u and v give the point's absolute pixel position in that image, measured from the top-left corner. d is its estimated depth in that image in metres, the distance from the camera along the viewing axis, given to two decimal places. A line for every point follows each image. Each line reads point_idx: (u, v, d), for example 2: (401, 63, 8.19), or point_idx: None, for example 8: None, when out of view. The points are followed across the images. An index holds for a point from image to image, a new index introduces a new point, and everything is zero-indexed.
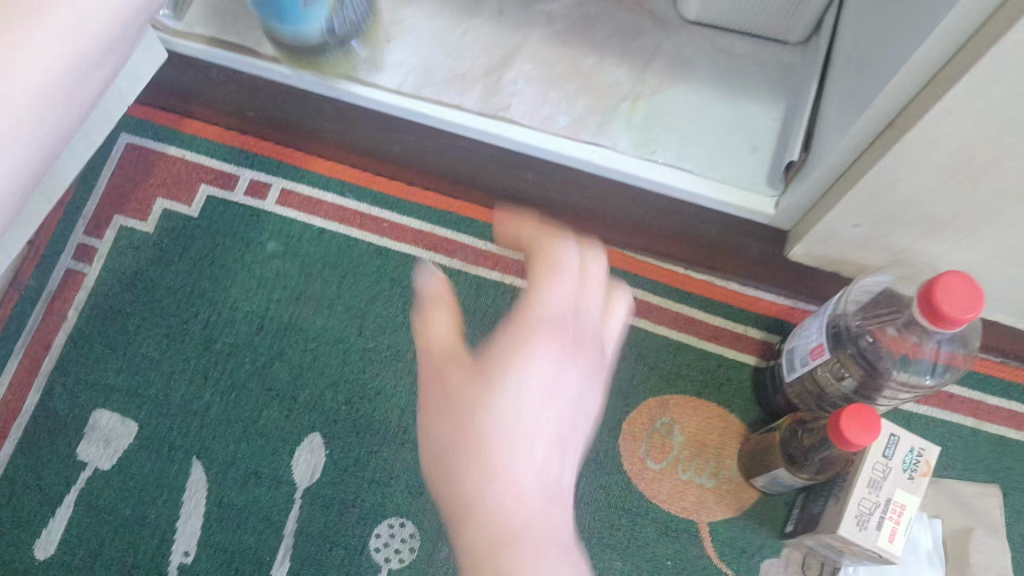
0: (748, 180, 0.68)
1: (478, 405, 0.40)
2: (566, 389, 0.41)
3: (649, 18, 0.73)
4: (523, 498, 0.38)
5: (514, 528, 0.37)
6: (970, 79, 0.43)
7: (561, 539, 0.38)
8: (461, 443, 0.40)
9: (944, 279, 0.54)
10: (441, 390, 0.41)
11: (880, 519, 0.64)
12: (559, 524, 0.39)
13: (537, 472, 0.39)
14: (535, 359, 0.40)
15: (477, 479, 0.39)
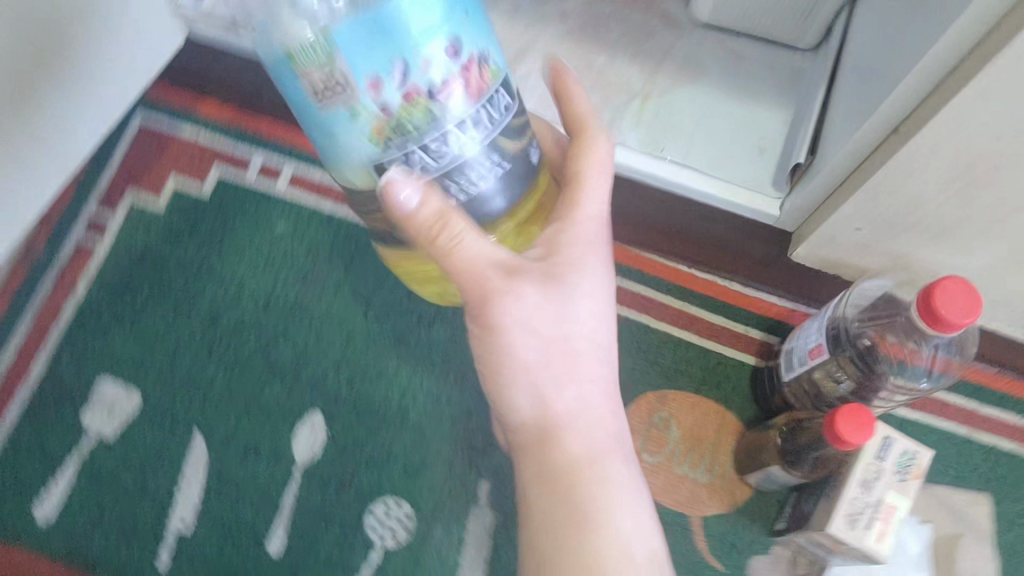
0: (754, 182, 0.68)
1: (557, 325, 0.49)
2: (610, 300, 0.51)
3: (661, 19, 0.74)
4: (592, 398, 0.52)
5: (589, 418, 0.52)
6: (976, 84, 0.44)
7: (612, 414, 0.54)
8: (543, 358, 0.50)
9: (942, 284, 0.54)
10: (524, 328, 0.48)
11: (870, 519, 0.64)
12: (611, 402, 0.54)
13: (597, 373, 0.52)
14: (592, 271, 0.49)
15: (562, 397, 0.51)
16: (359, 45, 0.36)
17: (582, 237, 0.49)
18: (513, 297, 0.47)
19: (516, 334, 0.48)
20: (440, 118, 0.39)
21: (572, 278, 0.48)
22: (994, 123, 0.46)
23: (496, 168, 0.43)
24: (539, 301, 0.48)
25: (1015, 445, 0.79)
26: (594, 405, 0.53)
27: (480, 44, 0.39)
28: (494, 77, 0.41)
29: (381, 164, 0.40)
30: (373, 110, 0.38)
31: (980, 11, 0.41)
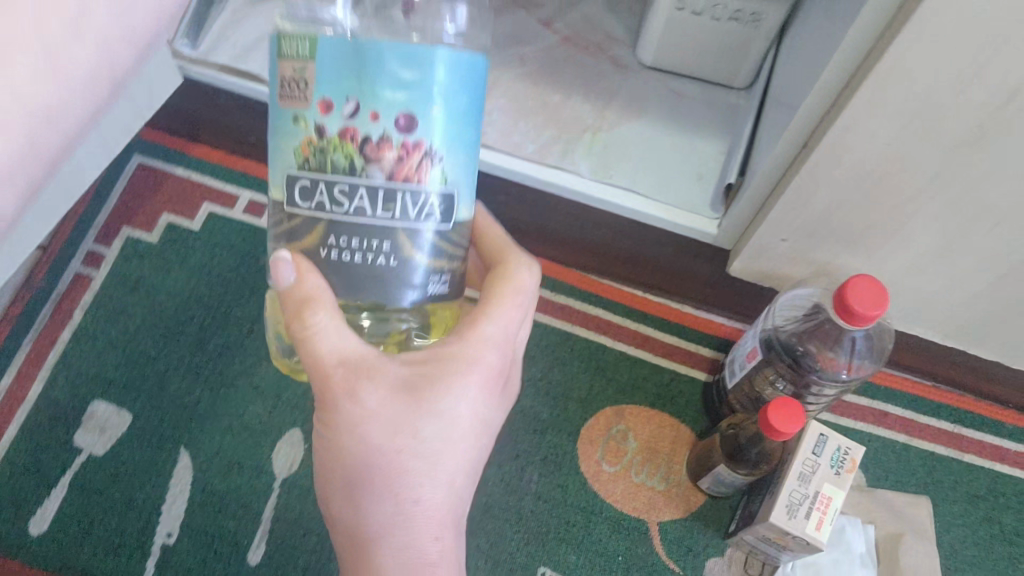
0: (694, 204, 0.75)
1: (405, 446, 0.43)
2: (476, 433, 0.45)
3: (611, 63, 0.83)
4: (426, 535, 0.44)
5: (416, 561, 0.44)
6: (863, 94, 0.51)
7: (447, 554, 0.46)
8: (381, 476, 0.43)
9: (853, 283, 0.61)
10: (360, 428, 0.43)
11: (808, 509, 0.69)
12: (449, 542, 0.46)
13: (439, 503, 0.45)
14: (467, 395, 0.44)
15: (399, 515, 0.44)
16: (335, 68, 0.38)
17: (478, 358, 0.44)
18: (350, 390, 0.42)
19: (353, 431, 0.43)
20: (366, 174, 0.39)
21: (446, 402, 0.43)
22: (883, 130, 0.53)
23: (421, 276, 0.41)
24: (385, 406, 0.42)
25: (949, 450, 0.85)
26: (420, 550, 0.45)
27: (427, 139, 0.39)
28: (440, 181, 0.40)
29: (294, 180, 0.40)
30: (310, 123, 0.39)
31: (861, 33, 0.49)
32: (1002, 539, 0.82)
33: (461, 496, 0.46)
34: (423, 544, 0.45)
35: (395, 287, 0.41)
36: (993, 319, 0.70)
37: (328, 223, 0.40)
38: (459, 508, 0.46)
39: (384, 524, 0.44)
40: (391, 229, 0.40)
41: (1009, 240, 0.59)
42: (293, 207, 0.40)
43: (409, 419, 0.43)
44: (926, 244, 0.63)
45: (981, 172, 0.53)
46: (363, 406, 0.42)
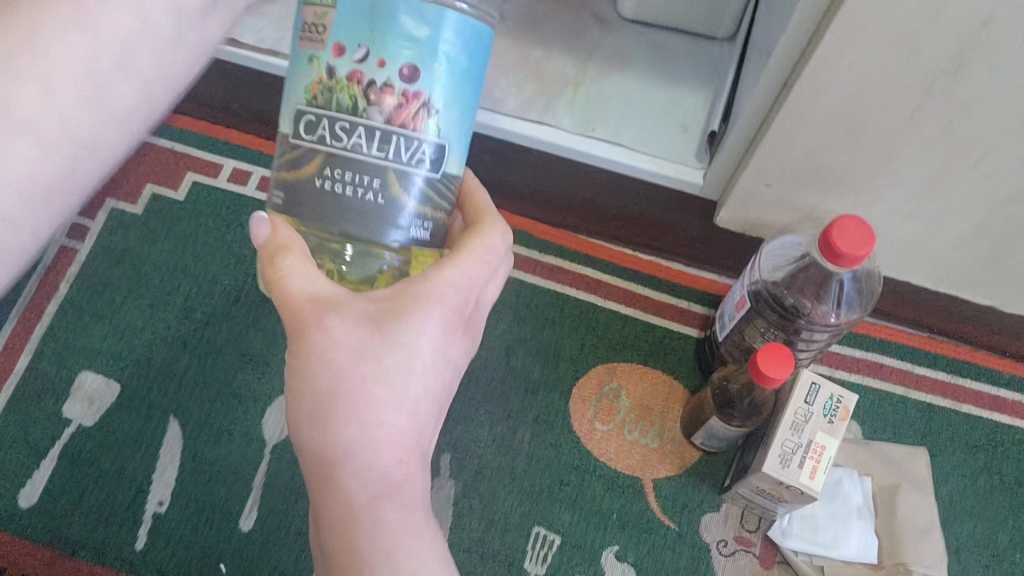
0: (678, 155, 0.75)
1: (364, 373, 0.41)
2: (433, 370, 0.43)
3: (594, 18, 0.81)
4: (381, 476, 0.41)
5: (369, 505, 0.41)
6: (836, 28, 0.50)
7: (405, 502, 0.42)
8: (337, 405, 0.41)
9: (840, 223, 0.60)
10: (324, 364, 0.41)
11: (802, 459, 0.68)
12: (407, 488, 0.42)
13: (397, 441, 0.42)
14: (428, 327, 0.42)
15: (353, 450, 0.41)
16: (351, 13, 0.39)
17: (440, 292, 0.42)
18: (316, 321, 0.41)
19: (317, 368, 0.41)
20: (367, 116, 0.40)
21: (407, 329, 0.41)
22: (858, 65, 0.52)
23: (407, 217, 0.41)
24: (351, 339, 0.41)
25: (947, 401, 0.83)
26: (388, 502, 0.42)
27: (427, 91, 0.40)
28: (435, 133, 0.41)
29: (301, 115, 0.40)
30: (323, 62, 0.39)
31: None
32: (1003, 487, 0.80)
33: (420, 441, 0.43)
34: (394, 495, 0.42)
35: (380, 224, 0.41)
36: (984, 259, 0.69)
37: (326, 156, 0.40)
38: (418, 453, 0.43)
39: (352, 476, 0.41)
40: (383, 168, 0.40)
41: (995, 173, 0.58)
42: (297, 139, 0.41)
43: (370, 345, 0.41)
44: (911, 183, 0.62)
45: (961, 102, 0.52)
46: (327, 339, 0.41)
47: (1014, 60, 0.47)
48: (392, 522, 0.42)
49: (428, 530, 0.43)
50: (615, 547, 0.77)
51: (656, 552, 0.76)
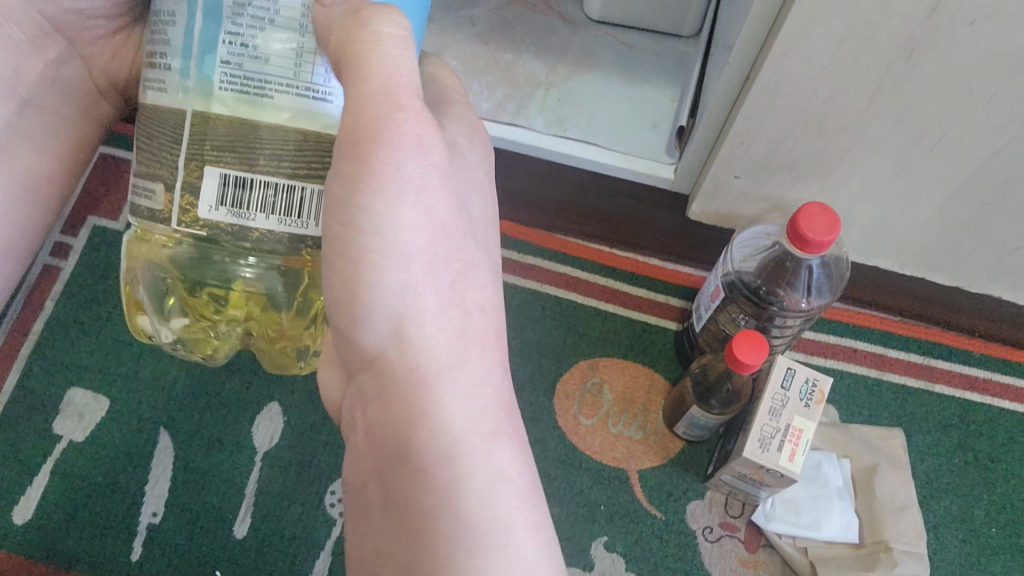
0: (649, 151, 0.78)
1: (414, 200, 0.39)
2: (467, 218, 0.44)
3: (560, 19, 0.84)
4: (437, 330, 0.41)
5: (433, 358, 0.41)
6: (791, 26, 0.52)
7: (472, 355, 0.42)
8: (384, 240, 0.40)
9: (806, 210, 0.62)
10: (412, 202, 0.39)
11: (780, 442, 0.69)
12: (470, 345, 0.42)
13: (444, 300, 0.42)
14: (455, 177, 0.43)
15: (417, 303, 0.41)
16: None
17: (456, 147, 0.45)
18: (412, 141, 0.39)
19: (400, 206, 0.39)
20: None
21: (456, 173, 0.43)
22: (817, 54, 0.54)
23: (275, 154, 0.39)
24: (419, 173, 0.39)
25: (921, 382, 0.86)
26: (469, 354, 0.42)
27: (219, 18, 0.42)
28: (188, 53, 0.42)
29: None
30: None
31: None
32: (977, 464, 0.83)
33: (474, 292, 0.43)
34: (491, 338, 0.43)
35: (226, 197, 0.40)
36: (946, 242, 0.72)
37: (220, 198, 0.40)
38: (474, 306, 0.43)
39: (429, 329, 0.41)
40: (211, 194, 0.40)
41: (953, 156, 0.60)
42: (218, 205, 0.40)
43: (428, 184, 0.40)
44: (870, 171, 0.65)
45: (918, 87, 0.54)
46: (414, 164, 0.39)
47: (963, 42, 0.50)
48: (494, 366, 0.43)
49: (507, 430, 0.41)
50: (604, 539, 0.78)
51: (644, 542, 0.78)
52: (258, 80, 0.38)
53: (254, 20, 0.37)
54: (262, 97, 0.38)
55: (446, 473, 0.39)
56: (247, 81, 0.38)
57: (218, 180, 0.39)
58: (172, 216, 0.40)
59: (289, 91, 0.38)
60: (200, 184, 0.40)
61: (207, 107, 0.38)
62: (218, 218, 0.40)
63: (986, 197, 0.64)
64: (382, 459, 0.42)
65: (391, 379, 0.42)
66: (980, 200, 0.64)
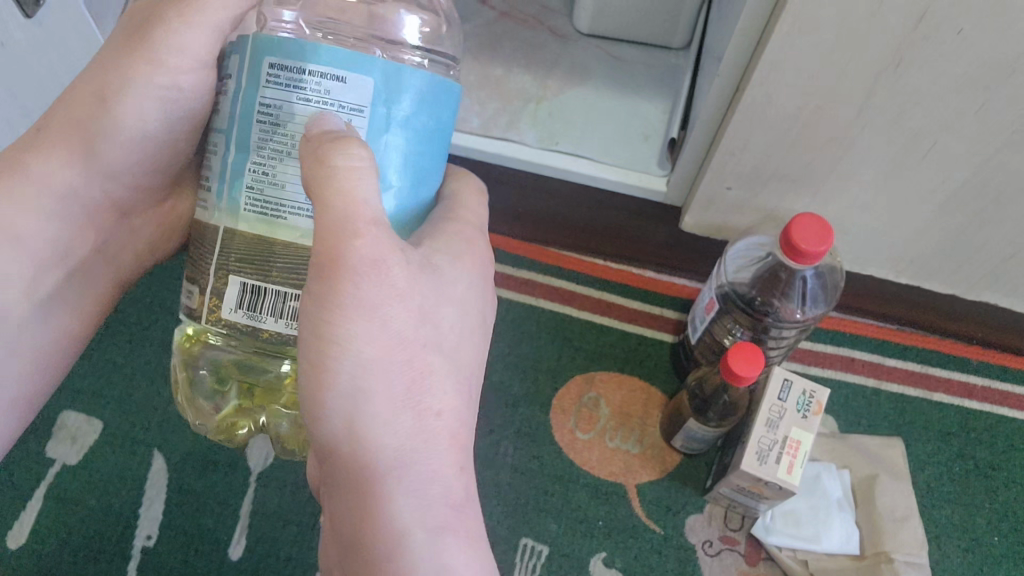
0: (641, 163, 0.77)
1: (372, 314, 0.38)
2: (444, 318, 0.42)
3: (550, 33, 0.85)
4: (400, 436, 0.40)
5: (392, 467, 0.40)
6: (779, 35, 0.52)
7: (433, 463, 0.41)
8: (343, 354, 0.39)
9: (798, 221, 0.62)
10: (369, 321, 0.38)
11: (778, 454, 0.69)
12: (433, 453, 0.41)
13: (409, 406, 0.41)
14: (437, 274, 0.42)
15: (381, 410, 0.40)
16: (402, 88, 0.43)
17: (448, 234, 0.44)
18: (368, 267, 0.37)
19: (355, 324, 0.38)
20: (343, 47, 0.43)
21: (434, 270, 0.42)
22: (805, 65, 0.54)
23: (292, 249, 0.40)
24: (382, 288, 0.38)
25: (919, 391, 0.85)
26: (430, 463, 0.41)
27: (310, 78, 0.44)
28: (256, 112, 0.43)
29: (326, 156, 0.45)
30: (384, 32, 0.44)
31: None
32: (977, 473, 0.82)
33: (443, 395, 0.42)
34: (447, 443, 0.42)
35: (247, 299, 0.39)
36: (940, 250, 0.72)
37: (240, 298, 0.39)
38: (442, 411, 0.42)
39: (390, 437, 0.40)
40: (231, 295, 0.40)
41: (945, 164, 0.60)
42: (239, 306, 0.40)
43: (391, 296, 0.39)
44: (863, 180, 0.65)
45: (907, 96, 0.54)
46: (372, 288, 0.38)
47: (949, 50, 0.49)
48: (451, 471, 0.42)
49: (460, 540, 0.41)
50: (602, 555, 0.77)
51: (643, 557, 0.77)
52: (277, 201, 0.38)
53: (276, 151, 0.38)
54: (279, 217, 0.39)
55: (393, 570, 0.40)
56: (267, 203, 0.38)
57: (237, 287, 0.39)
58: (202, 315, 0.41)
59: (302, 213, 0.39)
60: (222, 291, 0.40)
61: (232, 224, 0.39)
62: (237, 320, 0.40)
63: (978, 205, 0.63)
64: (343, 554, 0.42)
65: (344, 476, 0.41)
66: (973, 207, 0.64)
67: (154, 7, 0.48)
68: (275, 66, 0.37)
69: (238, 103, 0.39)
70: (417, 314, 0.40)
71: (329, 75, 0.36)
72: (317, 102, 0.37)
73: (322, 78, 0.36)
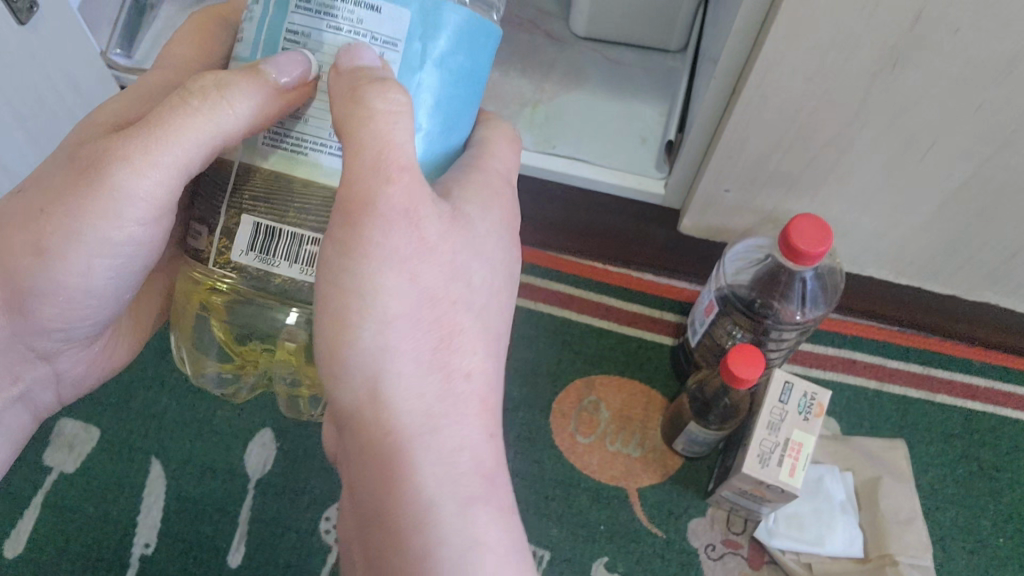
0: (639, 167, 0.77)
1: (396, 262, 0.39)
2: (477, 278, 0.42)
3: (547, 37, 0.84)
4: (424, 395, 0.40)
5: (414, 427, 0.39)
6: (775, 36, 0.52)
7: (458, 425, 0.40)
8: (368, 302, 0.39)
9: (796, 222, 0.62)
10: (397, 271, 0.39)
11: (780, 457, 0.68)
12: (459, 415, 0.40)
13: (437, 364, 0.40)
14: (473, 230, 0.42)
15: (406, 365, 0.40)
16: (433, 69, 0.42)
17: (490, 189, 0.43)
18: (399, 216, 0.38)
19: (382, 273, 0.39)
20: None
21: (470, 220, 0.41)
22: (802, 66, 0.53)
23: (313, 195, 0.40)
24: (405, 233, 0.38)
25: (921, 392, 0.84)
26: (456, 424, 0.40)
27: None
28: None
29: None
30: None
31: None
32: (981, 474, 0.82)
33: (473, 356, 0.41)
34: (475, 407, 0.41)
35: (260, 241, 0.40)
36: (942, 251, 0.71)
37: (252, 240, 0.40)
38: (471, 373, 0.41)
39: (413, 394, 0.40)
40: (244, 236, 0.40)
41: (944, 165, 0.59)
42: (251, 247, 0.40)
43: (417, 244, 0.39)
44: (862, 181, 0.64)
45: (904, 97, 0.54)
46: (399, 236, 0.38)
47: (947, 50, 0.49)
48: (477, 438, 0.41)
49: (483, 508, 0.39)
50: (604, 560, 0.77)
51: (645, 562, 0.77)
52: (298, 138, 0.39)
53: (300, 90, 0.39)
54: (299, 154, 0.39)
55: (420, 541, 0.38)
56: (289, 140, 0.39)
57: (251, 226, 0.40)
58: (212, 256, 0.41)
59: (323, 149, 0.39)
60: (235, 230, 0.40)
61: (253, 158, 0.40)
62: (247, 262, 0.40)
63: (978, 205, 0.63)
64: (360, 527, 0.41)
65: (366, 441, 0.40)
66: (974, 208, 0.63)
67: (102, 142, 0.41)
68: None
69: (261, 41, 0.39)
70: (446, 269, 0.40)
71: (365, 5, 0.37)
72: (348, 32, 0.38)
73: (357, 6, 0.37)
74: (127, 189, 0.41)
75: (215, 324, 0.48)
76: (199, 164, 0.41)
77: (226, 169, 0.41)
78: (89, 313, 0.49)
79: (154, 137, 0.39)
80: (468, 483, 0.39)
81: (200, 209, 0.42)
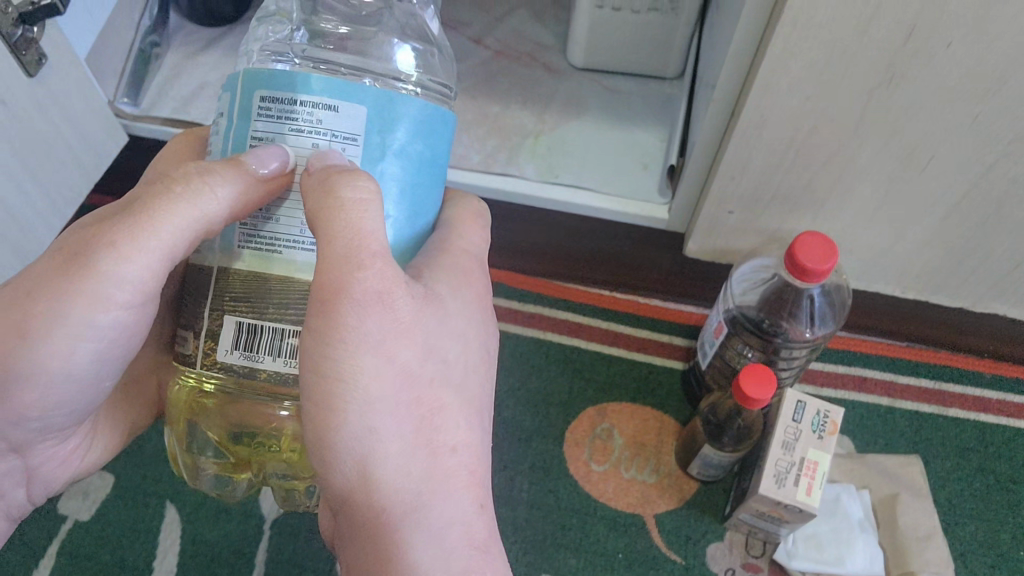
0: (642, 193, 0.78)
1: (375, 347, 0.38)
2: (452, 350, 0.42)
3: (546, 69, 0.86)
4: (413, 476, 0.40)
5: (405, 507, 0.40)
6: (772, 55, 0.52)
7: (447, 501, 0.41)
8: (348, 389, 0.38)
9: (801, 240, 0.62)
10: (374, 354, 0.39)
11: (797, 476, 0.68)
12: (446, 490, 0.41)
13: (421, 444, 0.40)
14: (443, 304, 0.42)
15: (392, 448, 0.40)
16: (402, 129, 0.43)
17: (454, 264, 0.44)
18: (374, 301, 0.38)
19: (360, 359, 0.38)
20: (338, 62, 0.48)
21: (441, 297, 0.42)
22: (799, 86, 0.54)
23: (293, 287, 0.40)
24: (381, 316, 0.38)
25: (933, 407, 0.84)
26: (445, 500, 0.41)
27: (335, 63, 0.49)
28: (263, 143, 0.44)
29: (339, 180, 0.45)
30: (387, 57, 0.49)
31: None
32: (998, 487, 0.81)
33: (455, 431, 0.41)
34: (463, 481, 0.41)
35: (244, 339, 0.40)
36: (947, 264, 0.72)
37: (236, 340, 0.40)
38: (454, 447, 0.41)
39: (402, 474, 0.40)
40: (227, 336, 0.40)
41: (945, 178, 0.60)
42: (234, 347, 0.40)
43: (393, 327, 0.39)
44: (864, 198, 0.65)
45: (902, 112, 0.55)
46: (376, 320, 0.38)
47: (942, 63, 0.50)
48: (466, 511, 0.41)
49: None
50: None
51: None
52: (272, 237, 0.40)
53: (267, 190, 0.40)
54: (274, 252, 0.39)
55: None
56: (262, 241, 0.40)
57: (233, 327, 0.40)
58: (198, 358, 0.41)
59: (295, 245, 0.39)
60: (219, 331, 0.40)
61: (227, 264, 0.40)
62: (232, 360, 0.40)
63: (980, 217, 0.64)
64: None
65: (358, 521, 0.41)
66: (976, 220, 0.64)
67: (88, 229, 0.41)
68: (266, 99, 0.38)
69: (229, 144, 0.40)
70: (423, 348, 0.40)
71: (323, 105, 0.37)
72: (310, 133, 0.38)
73: (315, 107, 0.37)
74: (109, 276, 0.40)
75: (208, 430, 0.47)
76: (181, 247, 0.40)
77: (207, 274, 0.41)
78: (68, 402, 0.47)
79: (140, 226, 0.39)
80: (461, 555, 0.40)
81: (188, 311, 0.42)
